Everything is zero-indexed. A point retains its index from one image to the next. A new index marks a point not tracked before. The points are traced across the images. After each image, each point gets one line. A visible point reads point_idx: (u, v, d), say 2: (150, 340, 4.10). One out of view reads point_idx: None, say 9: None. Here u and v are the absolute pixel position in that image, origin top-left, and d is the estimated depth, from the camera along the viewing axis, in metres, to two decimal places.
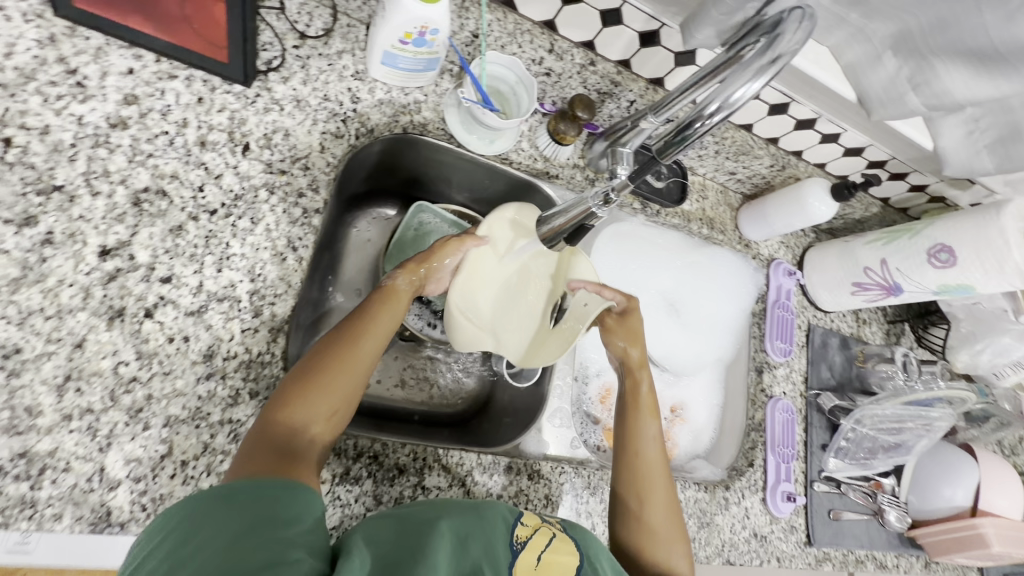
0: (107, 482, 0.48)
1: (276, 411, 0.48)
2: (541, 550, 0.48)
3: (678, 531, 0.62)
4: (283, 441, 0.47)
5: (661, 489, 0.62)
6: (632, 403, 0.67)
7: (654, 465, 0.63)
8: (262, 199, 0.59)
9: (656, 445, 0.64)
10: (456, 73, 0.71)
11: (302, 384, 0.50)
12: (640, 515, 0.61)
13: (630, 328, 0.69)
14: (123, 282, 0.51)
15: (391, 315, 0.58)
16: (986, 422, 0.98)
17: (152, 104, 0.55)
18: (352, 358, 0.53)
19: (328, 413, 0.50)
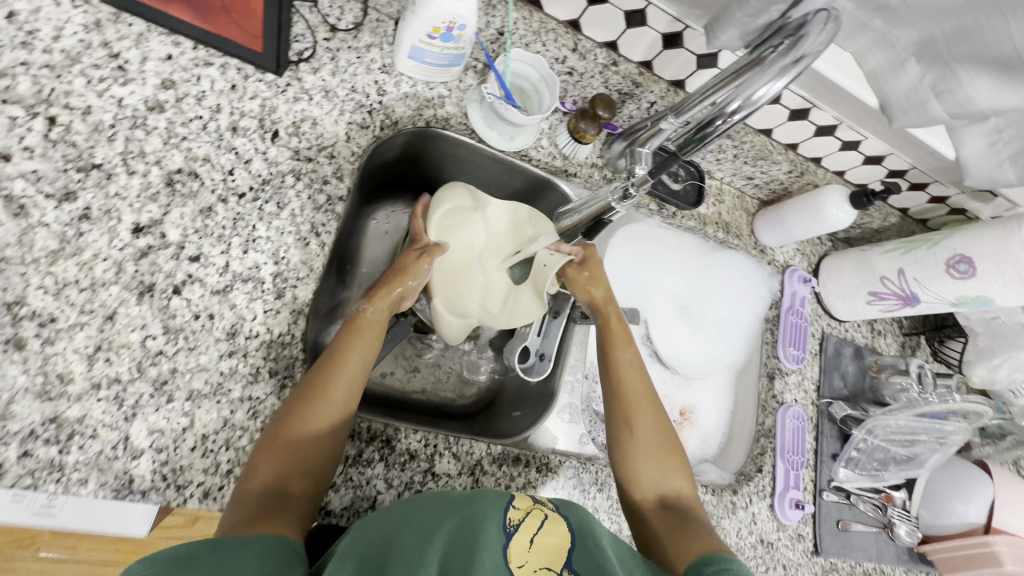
0: (130, 451, 0.50)
1: (251, 471, 0.50)
2: (535, 532, 0.50)
3: (672, 450, 0.65)
4: (261, 502, 0.48)
5: (646, 414, 0.66)
6: (606, 340, 0.71)
7: (636, 391, 0.67)
8: (289, 185, 0.61)
9: (633, 372, 0.68)
10: (480, 70, 0.73)
11: (273, 439, 0.51)
12: (632, 444, 0.64)
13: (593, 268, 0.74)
14: (154, 259, 0.53)
15: (361, 351, 0.59)
16: (1002, 439, 0.96)
17: (188, 90, 0.57)
18: (320, 408, 0.53)
19: (303, 470, 0.51)
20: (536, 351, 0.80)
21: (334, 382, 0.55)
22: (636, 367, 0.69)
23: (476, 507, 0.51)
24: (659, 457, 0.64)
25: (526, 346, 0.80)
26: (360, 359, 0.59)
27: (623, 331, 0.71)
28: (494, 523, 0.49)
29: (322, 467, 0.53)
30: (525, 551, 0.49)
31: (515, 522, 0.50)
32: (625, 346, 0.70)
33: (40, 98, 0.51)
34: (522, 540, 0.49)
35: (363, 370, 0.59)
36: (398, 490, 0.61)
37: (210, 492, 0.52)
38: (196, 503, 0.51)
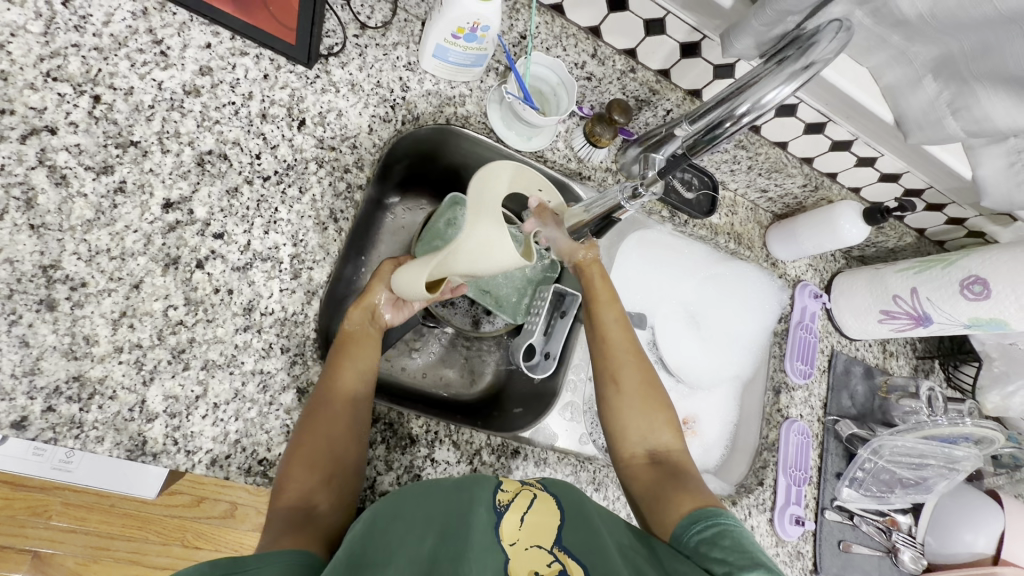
0: (146, 414, 0.52)
1: (280, 489, 0.51)
2: (524, 511, 0.51)
3: (658, 406, 0.65)
4: (292, 516, 0.50)
5: (632, 372, 0.66)
6: (591, 299, 0.71)
7: (622, 350, 0.68)
8: (312, 171, 0.63)
9: (619, 331, 0.69)
10: (501, 71, 0.75)
11: (295, 459, 0.53)
12: (620, 402, 0.65)
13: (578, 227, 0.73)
14: (181, 234, 0.56)
15: (360, 359, 0.62)
16: (1017, 470, 0.93)
17: (223, 77, 0.60)
18: (330, 415, 0.56)
19: (327, 477, 0.53)
20: (541, 350, 0.79)
21: (335, 389, 0.58)
22: (622, 324, 0.69)
23: (467, 492, 0.53)
24: (645, 413, 0.64)
25: (531, 344, 0.79)
26: (359, 366, 0.61)
27: (608, 289, 0.71)
28: (483, 505, 0.51)
29: (343, 477, 0.55)
30: (516, 530, 0.49)
31: (505, 502, 0.52)
32: (610, 304, 0.70)
33: (87, 77, 0.55)
34: (513, 519, 0.50)
35: (364, 379, 0.61)
36: (397, 473, 0.62)
37: (216, 459, 0.53)
38: (203, 469, 0.53)
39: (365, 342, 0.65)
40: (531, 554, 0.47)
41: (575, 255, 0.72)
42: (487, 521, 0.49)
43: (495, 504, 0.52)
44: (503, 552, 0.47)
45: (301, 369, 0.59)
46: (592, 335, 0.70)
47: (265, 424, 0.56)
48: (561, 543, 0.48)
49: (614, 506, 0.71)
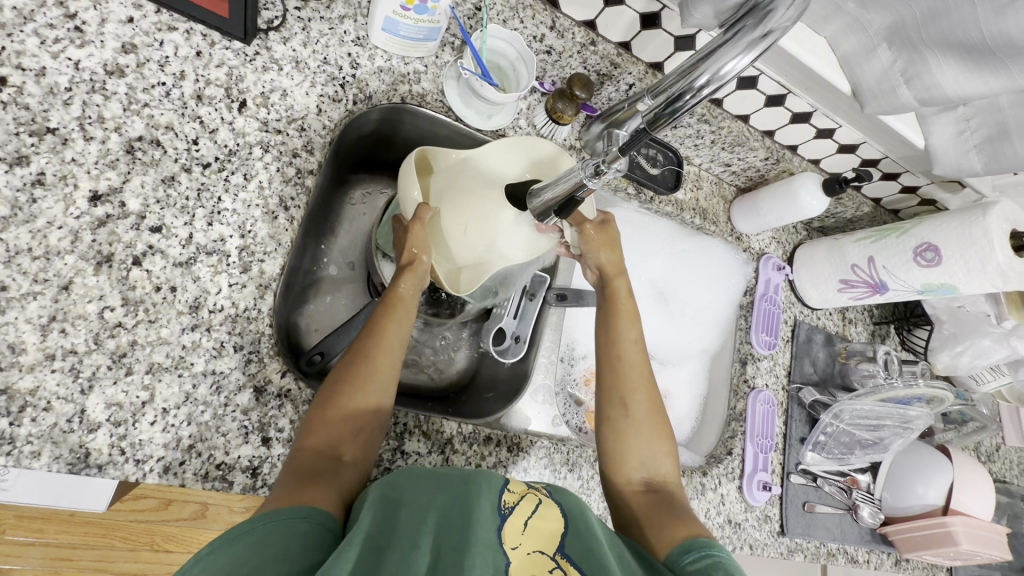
0: (86, 424, 0.48)
1: (306, 432, 0.52)
2: (529, 516, 0.47)
3: (662, 430, 0.64)
4: (316, 461, 0.50)
5: (643, 393, 0.64)
6: (612, 312, 0.69)
7: (636, 370, 0.66)
8: (257, 156, 0.59)
9: (637, 353, 0.66)
10: (458, 46, 0.72)
11: (322, 410, 0.53)
12: (624, 423, 0.63)
13: (608, 234, 0.71)
14: (113, 229, 0.52)
15: (401, 325, 0.62)
16: (964, 424, 0.99)
17: (149, 54, 0.55)
18: (368, 375, 0.56)
19: (351, 433, 0.54)
20: (511, 333, 0.78)
21: (374, 347, 0.58)
22: (641, 345, 0.67)
23: (473, 489, 0.48)
24: (650, 437, 0.63)
25: (502, 328, 0.78)
26: (398, 334, 0.61)
27: (630, 305, 0.69)
28: (488, 504, 0.47)
29: (368, 434, 0.55)
30: (519, 533, 0.45)
31: (510, 505, 0.48)
32: (633, 319, 0.69)
33: None
34: (517, 523, 0.46)
35: (401, 343, 0.61)
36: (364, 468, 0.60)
37: (170, 467, 0.50)
38: (155, 478, 0.50)
39: (407, 307, 0.63)
40: (533, 558, 0.44)
41: (601, 264, 0.70)
42: (490, 522, 0.45)
43: (500, 505, 0.47)
44: (506, 555, 0.43)
45: (256, 367, 0.56)
46: (607, 349, 0.67)
47: (220, 426, 0.53)
48: (564, 550, 0.45)
49: (590, 484, 0.72)
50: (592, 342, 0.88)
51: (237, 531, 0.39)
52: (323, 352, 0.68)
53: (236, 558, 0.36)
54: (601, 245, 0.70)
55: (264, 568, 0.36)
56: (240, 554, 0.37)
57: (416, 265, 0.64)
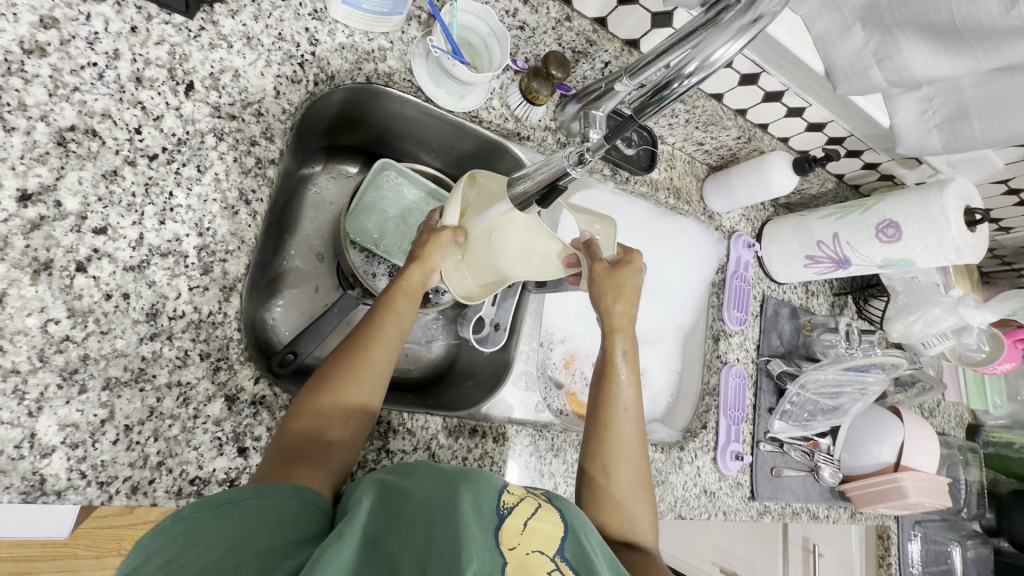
0: (39, 449, 0.44)
1: (295, 414, 0.50)
2: (529, 516, 0.45)
3: (647, 493, 0.63)
4: (305, 447, 0.49)
5: (630, 463, 0.63)
6: (607, 372, 0.67)
7: (627, 435, 0.64)
8: (210, 145, 0.54)
9: (630, 417, 0.65)
10: (425, 20, 0.67)
11: (316, 391, 0.52)
12: (610, 482, 0.62)
13: (612, 283, 0.68)
14: (49, 232, 0.46)
15: (401, 317, 0.61)
16: (912, 387, 1.06)
17: (75, 30, 0.49)
18: (364, 364, 0.55)
19: (342, 418, 0.52)
20: (491, 321, 0.76)
21: (370, 336, 0.57)
22: (635, 410, 0.65)
23: (473, 488, 0.46)
24: (637, 498, 0.62)
25: (481, 316, 0.76)
26: (400, 323, 0.60)
27: (628, 366, 0.67)
28: (487, 507, 0.45)
29: (359, 419, 0.54)
30: (517, 533, 0.44)
31: (509, 506, 0.46)
32: (628, 381, 0.66)
33: None
34: (514, 523, 0.44)
35: (399, 334, 0.60)
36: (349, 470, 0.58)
37: (138, 487, 0.47)
38: (123, 499, 0.46)
39: (411, 294, 0.63)
40: (531, 558, 0.42)
41: (604, 316, 0.68)
42: (489, 525, 0.44)
43: (499, 506, 0.46)
44: (501, 556, 0.41)
45: (226, 375, 0.52)
46: (596, 411, 0.65)
47: (191, 440, 0.50)
48: (563, 552, 0.44)
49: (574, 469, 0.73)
50: (570, 325, 0.88)
51: (229, 499, 0.40)
52: (295, 351, 0.64)
53: (217, 530, 0.38)
54: (607, 291, 0.68)
55: (259, 535, 0.39)
56: (228, 524, 0.39)
57: (424, 259, 0.63)
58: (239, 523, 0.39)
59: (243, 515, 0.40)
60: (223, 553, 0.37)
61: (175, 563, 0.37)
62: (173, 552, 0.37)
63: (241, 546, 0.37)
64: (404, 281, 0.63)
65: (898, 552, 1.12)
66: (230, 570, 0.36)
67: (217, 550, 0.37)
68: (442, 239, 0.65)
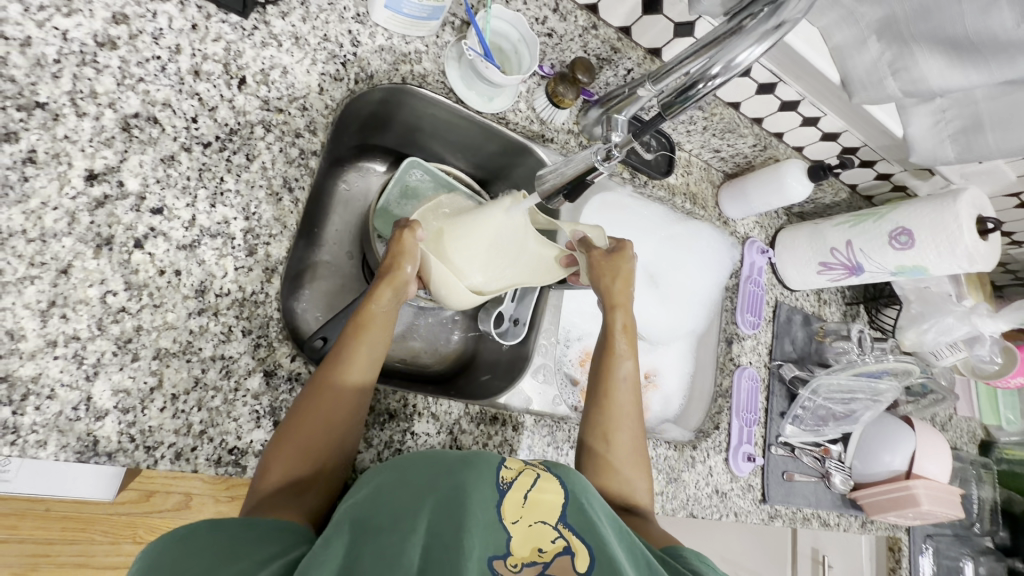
0: (93, 412, 0.47)
1: (263, 469, 0.49)
2: (528, 489, 0.48)
3: (644, 461, 0.65)
4: (279, 497, 0.48)
5: (629, 429, 0.65)
6: (607, 346, 0.69)
7: (625, 404, 0.66)
8: (258, 136, 0.58)
9: (628, 389, 0.67)
10: (459, 26, 0.71)
11: (280, 444, 0.50)
12: (610, 458, 0.63)
13: (613, 266, 0.69)
14: (112, 210, 0.50)
15: (372, 349, 0.57)
16: (924, 397, 1.07)
17: (143, 27, 0.53)
18: (328, 407, 0.52)
19: (313, 464, 0.51)
20: (509, 316, 0.80)
21: (337, 372, 0.54)
22: (632, 380, 0.67)
23: (470, 467, 0.49)
24: (634, 466, 0.64)
25: (501, 311, 0.79)
26: (371, 354, 0.57)
27: (626, 339, 0.69)
28: (487, 482, 0.48)
29: (332, 458, 0.53)
30: (519, 507, 0.46)
31: (508, 480, 0.49)
32: (627, 354, 0.68)
33: None
34: (515, 498, 0.47)
35: (374, 365, 0.57)
36: (377, 449, 0.61)
37: (181, 454, 0.50)
38: (167, 464, 0.49)
39: (381, 319, 0.59)
40: (535, 530, 0.45)
41: (606, 293, 0.69)
42: (490, 500, 0.46)
43: (499, 481, 0.48)
44: (505, 531, 0.45)
45: (266, 351, 0.55)
46: (596, 383, 0.67)
47: (232, 411, 0.52)
48: (565, 520, 0.46)
49: None
50: (586, 324, 0.90)
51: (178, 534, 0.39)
52: (325, 338, 0.66)
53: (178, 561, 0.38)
54: (607, 272, 0.68)
55: (222, 564, 0.38)
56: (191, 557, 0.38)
57: (394, 273, 0.60)
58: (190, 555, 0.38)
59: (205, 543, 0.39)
60: None
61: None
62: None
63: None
64: (373, 307, 0.58)
65: (910, 564, 1.13)
66: None
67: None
68: (406, 244, 0.61)
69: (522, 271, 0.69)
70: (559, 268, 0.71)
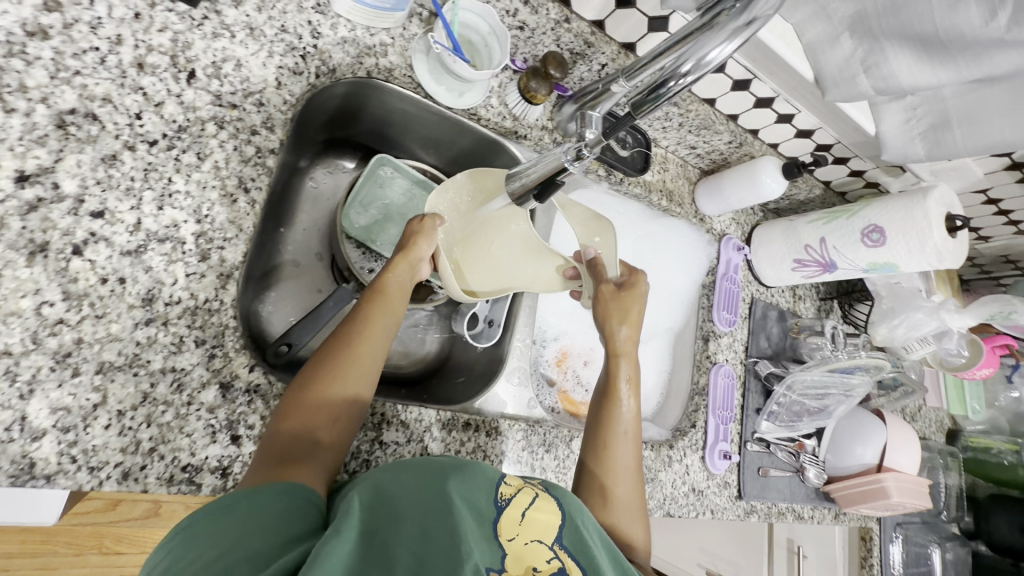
0: (29, 432, 0.44)
1: (282, 415, 0.50)
2: (526, 508, 0.46)
3: (641, 509, 0.63)
4: (294, 445, 0.49)
5: (627, 484, 0.63)
6: (609, 392, 0.68)
7: (625, 455, 0.64)
8: (210, 133, 0.54)
9: (631, 443, 0.65)
10: (426, 18, 0.68)
11: (301, 393, 0.51)
12: (608, 501, 0.61)
13: (618, 305, 0.71)
14: (46, 214, 0.46)
15: (388, 317, 0.59)
16: (894, 390, 1.09)
17: (79, 15, 0.49)
18: (347, 366, 0.54)
19: (329, 420, 0.51)
20: (485, 317, 0.78)
21: (356, 332, 0.56)
22: (633, 433, 0.66)
23: (468, 479, 0.47)
24: (632, 512, 0.62)
25: (475, 313, 0.78)
26: (388, 321, 0.59)
27: (631, 389, 0.68)
28: (484, 498, 0.46)
29: (346, 418, 0.53)
30: (515, 524, 0.45)
31: (506, 497, 0.47)
32: (630, 406, 0.67)
33: None
34: (512, 515, 0.45)
35: (390, 331, 0.59)
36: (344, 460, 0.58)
37: (129, 473, 0.47)
38: (113, 485, 0.46)
39: (398, 289, 0.62)
40: (530, 548, 0.44)
41: (611, 338, 0.70)
42: (486, 517, 0.44)
43: (496, 497, 0.46)
44: (501, 548, 0.43)
45: (221, 362, 0.52)
46: (596, 430, 0.65)
47: (184, 426, 0.50)
48: (562, 540, 0.45)
49: (565, 464, 0.73)
50: (563, 323, 0.89)
51: (213, 507, 0.40)
52: (290, 343, 0.63)
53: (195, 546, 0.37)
54: (614, 312, 0.70)
55: (254, 536, 0.38)
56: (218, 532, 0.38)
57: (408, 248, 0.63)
58: (222, 524, 0.39)
59: (231, 518, 0.39)
60: (217, 555, 0.37)
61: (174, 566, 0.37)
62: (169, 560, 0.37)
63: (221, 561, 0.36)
64: (389, 277, 0.62)
65: (881, 554, 1.15)
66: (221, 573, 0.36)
67: (210, 554, 0.37)
68: (425, 226, 0.65)
69: (522, 277, 0.70)
70: (561, 280, 0.71)
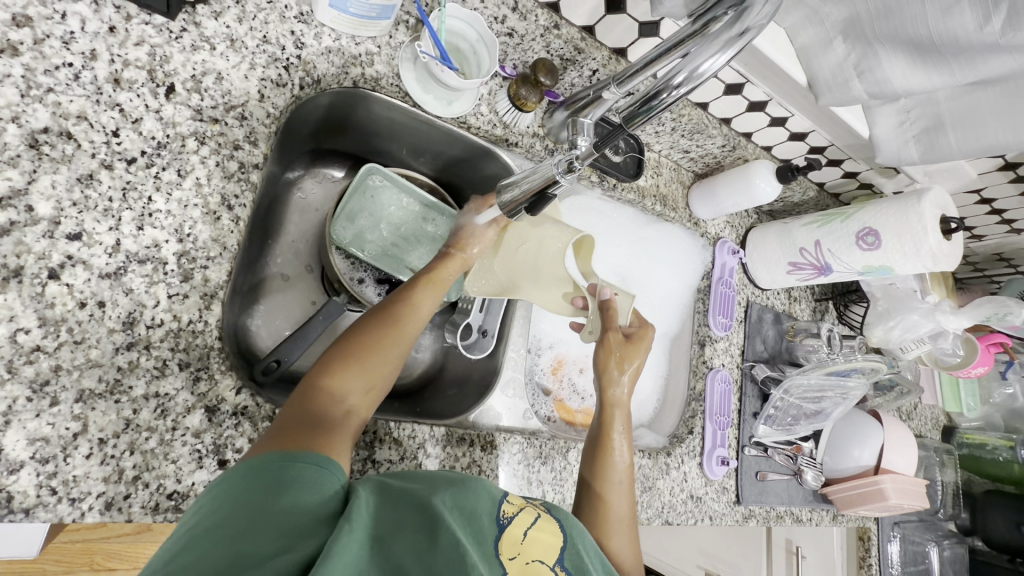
0: (7, 464, 0.42)
1: (324, 370, 0.50)
2: (528, 527, 0.45)
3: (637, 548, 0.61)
4: (328, 400, 0.48)
5: (623, 536, 0.60)
6: (603, 439, 0.67)
7: (620, 501, 0.62)
8: (191, 149, 0.53)
9: (625, 492, 0.63)
10: (413, 25, 0.66)
11: (347, 353, 0.52)
12: (604, 534, 0.60)
13: (622, 355, 0.72)
14: (19, 238, 0.44)
15: (430, 301, 0.60)
16: (890, 391, 1.09)
17: (50, 29, 0.47)
18: (391, 338, 0.54)
19: (366, 387, 0.51)
20: (478, 327, 0.76)
21: (403, 304, 0.57)
22: (628, 482, 0.64)
23: (472, 493, 0.44)
24: (629, 546, 0.60)
25: (469, 323, 0.75)
26: (430, 306, 0.60)
27: (626, 439, 0.67)
28: (485, 514, 0.43)
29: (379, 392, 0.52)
30: (517, 543, 0.43)
31: (509, 515, 0.45)
32: (625, 456, 0.66)
33: None
34: (513, 535, 0.43)
35: (429, 316, 0.60)
36: None
37: (112, 503, 0.45)
38: (96, 516, 0.44)
39: (441, 281, 0.63)
40: (532, 567, 0.42)
41: (608, 386, 0.70)
42: (487, 535, 0.42)
43: (499, 514, 0.44)
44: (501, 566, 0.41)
45: (206, 385, 0.51)
46: (590, 474, 0.64)
47: (169, 452, 0.48)
48: (562, 561, 0.44)
49: (562, 476, 0.72)
50: (558, 331, 0.88)
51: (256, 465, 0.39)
52: (280, 359, 0.62)
53: (224, 510, 0.36)
54: (613, 361, 0.71)
55: (285, 513, 0.37)
56: (250, 499, 0.37)
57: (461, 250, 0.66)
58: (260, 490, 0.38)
59: (264, 483, 0.38)
60: (246, 527, 0.35)
61: (202, 532, 0.35)
62: (198, 519, 0.36)
63: (250, 533, 0.35)
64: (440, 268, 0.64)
65: (879, 553, 1.15)
66: (244, 553, 0.34)
67: (236, 526, 0.35)
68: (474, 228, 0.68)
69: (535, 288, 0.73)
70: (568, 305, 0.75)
